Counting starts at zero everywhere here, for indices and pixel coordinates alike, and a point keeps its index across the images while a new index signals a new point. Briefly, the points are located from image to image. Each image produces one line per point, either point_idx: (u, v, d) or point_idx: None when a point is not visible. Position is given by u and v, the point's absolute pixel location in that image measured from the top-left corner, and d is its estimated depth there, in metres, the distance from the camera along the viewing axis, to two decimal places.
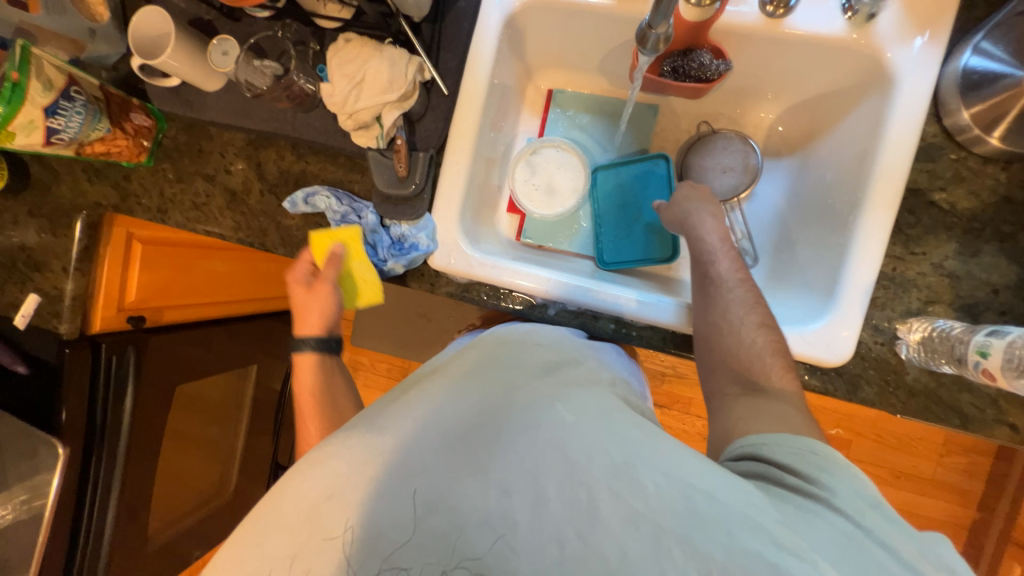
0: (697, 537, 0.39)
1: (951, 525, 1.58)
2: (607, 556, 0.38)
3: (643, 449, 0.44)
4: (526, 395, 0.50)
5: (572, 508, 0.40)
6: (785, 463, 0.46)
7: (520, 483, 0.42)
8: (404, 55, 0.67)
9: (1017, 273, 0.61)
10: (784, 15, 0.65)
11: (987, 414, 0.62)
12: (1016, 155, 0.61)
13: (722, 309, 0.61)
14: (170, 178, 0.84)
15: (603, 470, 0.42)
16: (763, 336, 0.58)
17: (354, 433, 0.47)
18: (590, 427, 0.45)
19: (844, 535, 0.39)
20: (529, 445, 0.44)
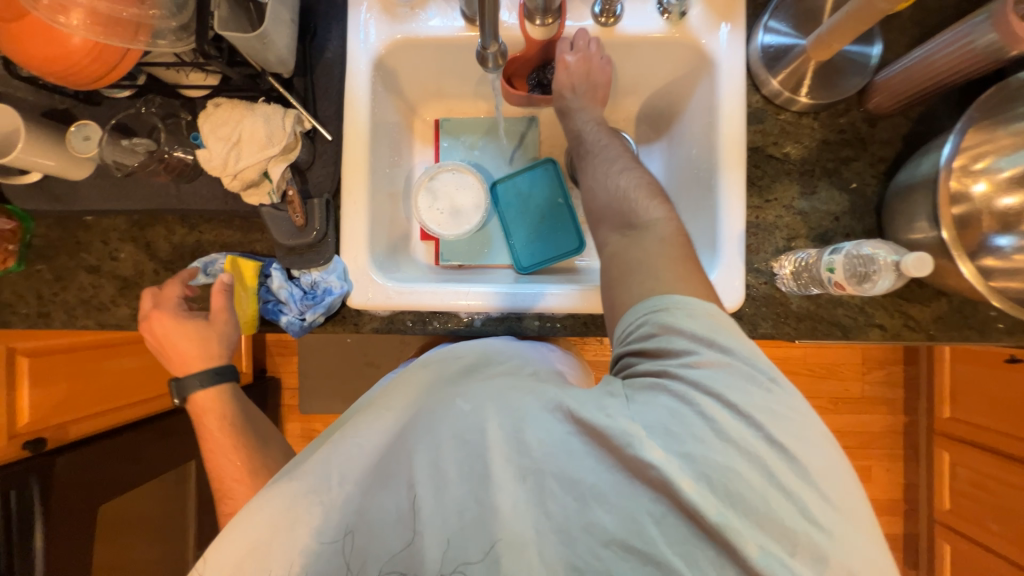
0: (568, 467, 0.48)
1: (888, 433, 1.75)
2: (501, 510, 0.48)
3: (531, 415, 0.52)
4: (433, 399, 0.59)
5: (469, 481, 0.50)
6: (642, 347, 0.55)
7: (424, 476, 0.52)
8: (279, 110, 0.68)
9: (848, 199, 0.73)
10: (615, 23, 0.75)
11: (860, 321, 0.73)
12: (821, 106, 0.73)
13: (592, 173, 0.75)
14: (48, 278, 0.78)
15: (494, 439, 0.50)
16: (625, 177, 0.71)
17: (287, 475, 0.56)
18: (483, 408, 0.53)
19: (678, 402, 0.48)
20: (431, 444, 0.53)
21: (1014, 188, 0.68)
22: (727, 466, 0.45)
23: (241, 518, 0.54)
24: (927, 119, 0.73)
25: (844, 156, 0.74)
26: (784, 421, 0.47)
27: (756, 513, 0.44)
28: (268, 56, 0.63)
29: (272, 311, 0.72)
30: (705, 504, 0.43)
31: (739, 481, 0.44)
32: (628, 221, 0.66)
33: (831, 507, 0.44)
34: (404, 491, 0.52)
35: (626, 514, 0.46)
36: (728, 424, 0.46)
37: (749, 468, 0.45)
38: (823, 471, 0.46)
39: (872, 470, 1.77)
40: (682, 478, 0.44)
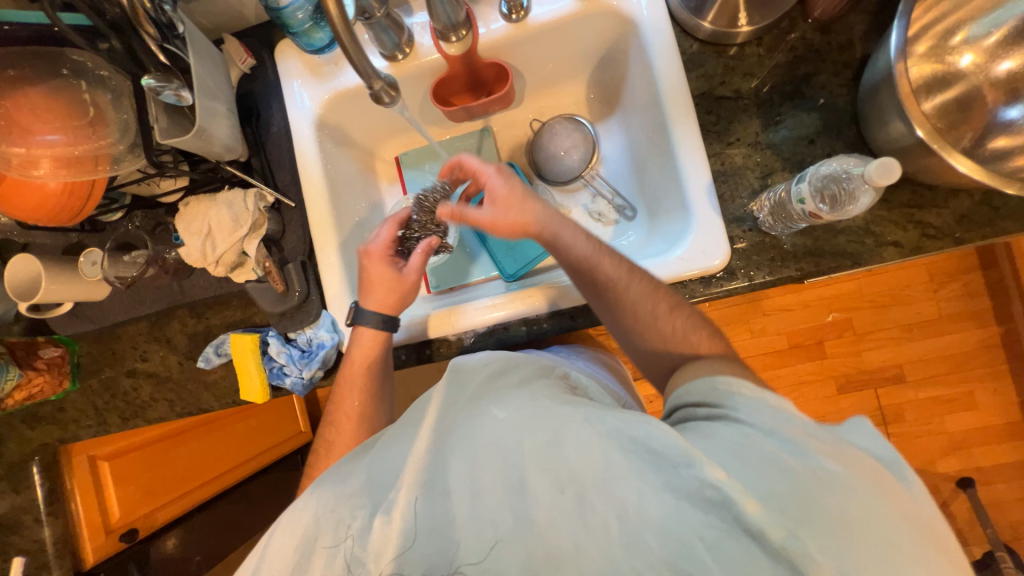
0: (612, 485, 0.46)
1: (984, 350, 1.55)
2: (535, 521, 0.47)
3: (570, 429, 0.50)
4: (466, 408, 0.57)
5: (506, 493, 0.49)
6: (700, 400, 0.53)
7: (459, 485, 0.51)
8: (239, 193, 0.73)
9: (820, 117, 0.67)
10: (526, 16, 0.75)
11: (870, 244, 0.65)
12: (762, 29, 0.68)
13: (632, 316, 0.64)
14: (99, 389, 0.88)
15: (532, 451, 0.50)
16: (680, 319, 0.63)
17: (329, 485, 0.56)
18: (521, 416, 0.52)
19: (742, 436, 0.46)
20: (469, 452, 0.52)
21: (1010, 51, 0.59)
22: (789, 486, 0.41)
23: (284, 523, 0.54)
24: (885, 9, 0.66)
25: (803, 74, 0.68)
26: (865, 462, 0.44)
27: (828, 534, 0.39)
28: (214, 148, 0.68)
29: (277, 375, 0.76)
30: (769, 527, 0.40)
31: (810, 500, 0.40)
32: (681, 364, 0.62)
33: (915, 532, 0.39)
34: (441, 508, 0.50)
35: (669, 531, 0.43)
36: (796, 457, 0.43)
37: (823, 493, 0.41)
38: (905, 502, 0.41)
39: (976, 395, 1.56)
40: (743, 498, 0.41)
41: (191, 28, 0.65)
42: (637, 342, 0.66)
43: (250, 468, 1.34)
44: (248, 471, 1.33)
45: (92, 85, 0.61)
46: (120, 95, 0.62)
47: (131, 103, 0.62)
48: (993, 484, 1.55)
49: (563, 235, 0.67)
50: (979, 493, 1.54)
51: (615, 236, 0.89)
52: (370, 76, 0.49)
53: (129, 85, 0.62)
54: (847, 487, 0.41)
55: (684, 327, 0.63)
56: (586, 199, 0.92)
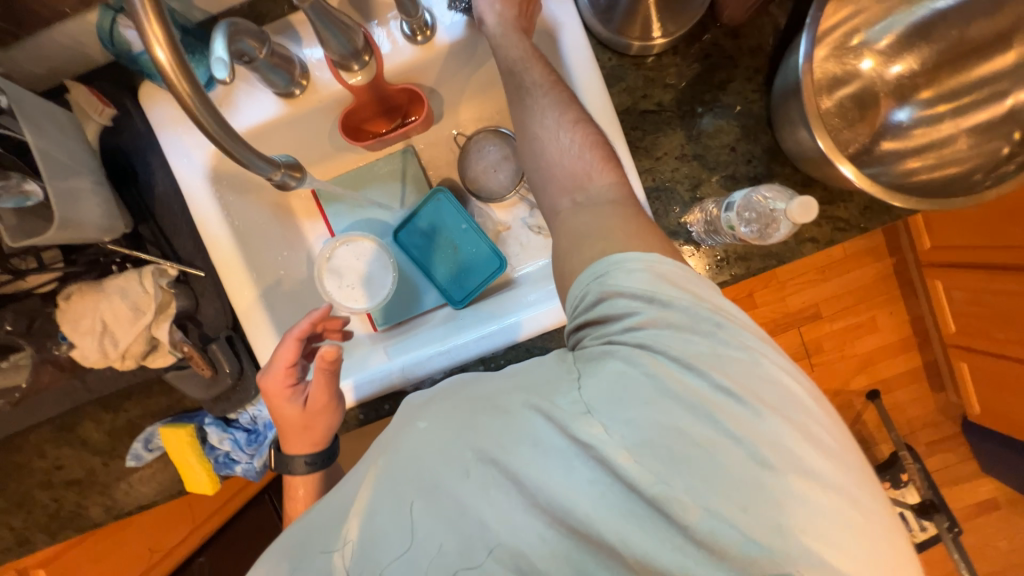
0: (510, 458, 0.44)
1: (882, 279, 1.76)
2: (454, 513, 0.43)
3: (480, 418, 0.46)
4: (394, 424, 0.50)
5: (423, 502, 0.44)
6: (601, 316, 0.48)
7: (384, 504, 0.45)
8: (133, 276, 0.64)
9: (738, 124, 0.68)
10: (433, 34, 0.68)
11: (792, 243, 0.69)
12: (677, 39, 0.67)
13: (534, 120, 0.59)
14: (10, 507, 0.77)
15: (444, 448, 0.45)
16: (579, 132, 0.57)
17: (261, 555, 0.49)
18: (437, 420, 0.47)
19: (625, 365, 0.44)
20: (387, 464, 0.46)
21: (900, 55, 0.63)
22: (662, 417, 0.42)
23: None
24: (787, 10, 0.66)
25: (719, 82, 0.68)
26: (753, 380, 0.43)
27: (698, 462, 0.41)
28: (88, 234, 0.58)
29: (224, 464, 0.71)
30: (640, 476, 0.41)
31: (680, 439, 0.41)
32: (578, 188, 0.56)
33: (790, 444, 0.41)
34: (361, 516, 0.45)
35: (568, 494, 0.42)
36: (679, 384, 0.43)
37: (688, 417, 0.42)
38: (782, 412, 0.42)
39: (877, 319, 1.79)
40: (618, 452, 0.42)
41: (17, 93, 0.52)
42: (519, 110, 0.60)
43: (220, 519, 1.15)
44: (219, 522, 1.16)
45: None
46: None
47: None
48: (894, 392, 1.82)
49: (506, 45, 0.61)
50: (883, 402, 1.81)
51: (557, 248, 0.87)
52: (261, 167, 0.43)
53: None
54: (714, 404, 0.42)
55: (582, 140, 0.57)
56: (523, 213, 0.90)
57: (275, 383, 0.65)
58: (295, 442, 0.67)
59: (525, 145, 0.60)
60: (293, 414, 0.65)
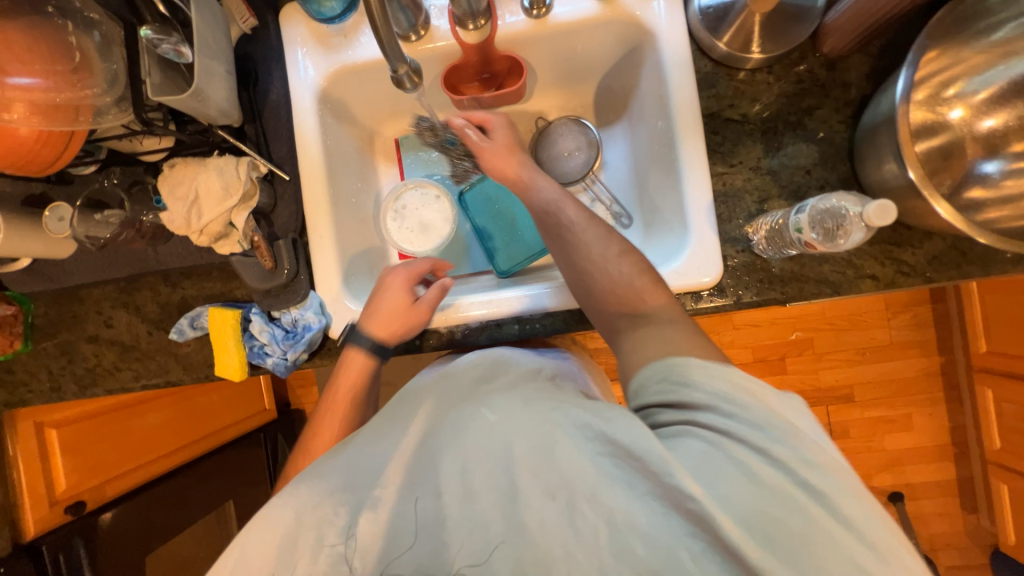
0: (602, 492, 0.42)
1: (927, 376, 1.67)
2: (528, 527, 0.44)
3: (557, 425, 0.46)
4: (457, 409, 0.53)
5: (497, 499, 0.45)
6: (667, 401, 0.47)
7: (451, 483, 0.47)
8: (231, 160, 0.70)
9: (818, 149, 0.70)
10: (548, 13, 0.74)
11: (851, 276, 0.69)
12: (774, 58, 0.70)
13: (585, 254, 0.66)
14: (56, 353, 0.82)
15: (520, 455, 0.45)
16: (628, 262, 0.64)
17: (305, 479, 0.51)
18: (510, 419, 0.47)
19: (709, 447, 0.42)
20: (454, 453, 0.48)
21: (994, 109, 0.63)
22: (755, 503, 0.39)
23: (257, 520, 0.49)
24: (888, 53, 0.69)
25: (808, 106, 0.70)
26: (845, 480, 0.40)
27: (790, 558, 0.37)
28: (209, 111, 0.64)
29: (257, 354, 0.74)
30: (744, 546, 0.38)
31: (779, 527, 0.38)
32: (635, 312, 0.61)
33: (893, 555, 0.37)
34: (422, 494, 0.48)
35: (658, 542, 0.40)
36: (766, 467, 0.40)
37: (786, 511, 0.38)
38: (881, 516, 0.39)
39: (914, 418, 1.69)
40: (717, 514, 0.38)
41: None
42: (565, 249, 0.68)
43: (205, 447, 1.26)
44: (204, 450, 1.26)
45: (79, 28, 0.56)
46: (111, 42, 0.57)
47: (122, 53, 0.58)
48: (919, 499, 1.69)
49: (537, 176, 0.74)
50: (906, 507, 1.68)
51: None
52: (396, 60, 0.51)
53: (122, 35, 0.58)
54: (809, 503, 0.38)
55: (630, 269, 0.64)
56: (584, 202, 0.92)
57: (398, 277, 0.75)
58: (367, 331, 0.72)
59: (563, 258, 0.68)
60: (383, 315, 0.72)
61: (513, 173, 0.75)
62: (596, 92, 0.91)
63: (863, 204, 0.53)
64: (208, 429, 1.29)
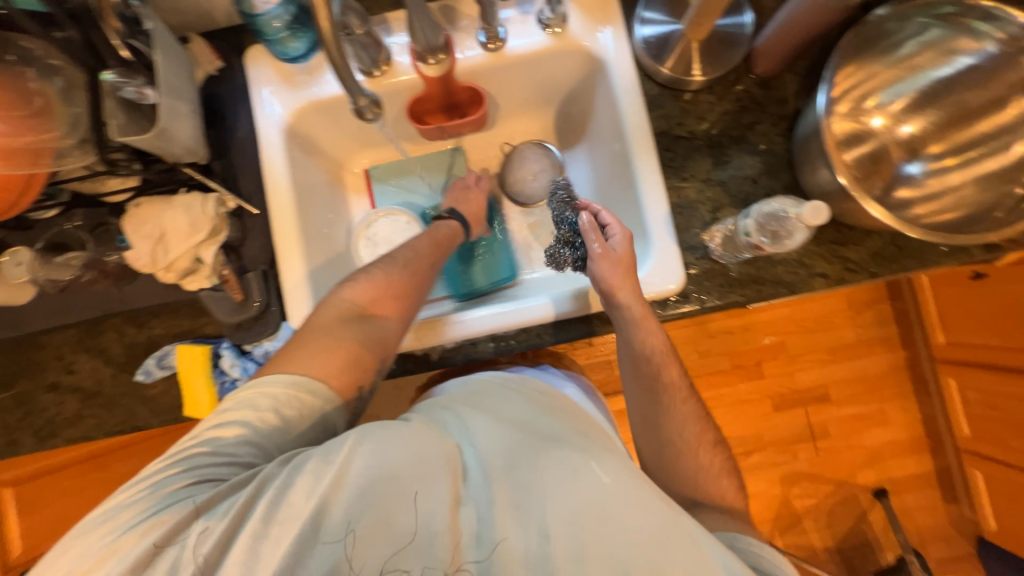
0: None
1: (895, 371, 1.74)
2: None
3: (671, 525, 0.51)
4: (572, 453, 0.56)
5: (595, 550, 0.49)
6: None
7: (560, 526, 0.50)
8: (198, 197, 0.71)
9: (761, 160, 0.75)
10: (503, 46, 0.79)
11: (803, 275, 0.73)
12: (714, 80, 0.76)
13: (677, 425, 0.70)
14: (11, 404, 0.78)
15: (629, 528, 0.50)
16: (717, 458, 0.70)
17: (408, 442, 0.54)
18: (624, 488, 0.53)
19: None
20: (568, 493, 0.52)
21: (910, 116, 0.70)
22: None
23: (340, 463, 0.51)
24: (813, 72, 0.76)
25: (748, 122, 0.76)
26: None
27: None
28: (174, 149, 0.65)
29: (228, 390, 0.73)
30: None
31: None
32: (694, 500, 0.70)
33: None
34: (522, 519, 0.51)
35: None
36: None
37: None
38: None
39: (888, 412, 1.74)
40: None
41: (158, 26, 0.62)
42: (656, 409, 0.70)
43: None
44: None
45: (40, 74, 0.57)
46: (73, 86, 0.58)
47: (83, 96, 0.59)
48: (902, 494, 1.72)
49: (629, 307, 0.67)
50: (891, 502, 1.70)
51: None
52: (355, 92, 0.53)
53: (83, 78, 0.58)
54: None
55: (717, 464, 0.70)
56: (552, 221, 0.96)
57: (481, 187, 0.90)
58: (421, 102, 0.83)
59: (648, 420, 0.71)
60: (435, 244, 0.76)
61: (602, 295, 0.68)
62: (555, 117, 0.96)
63: (800, 204, 0.57)
64: None
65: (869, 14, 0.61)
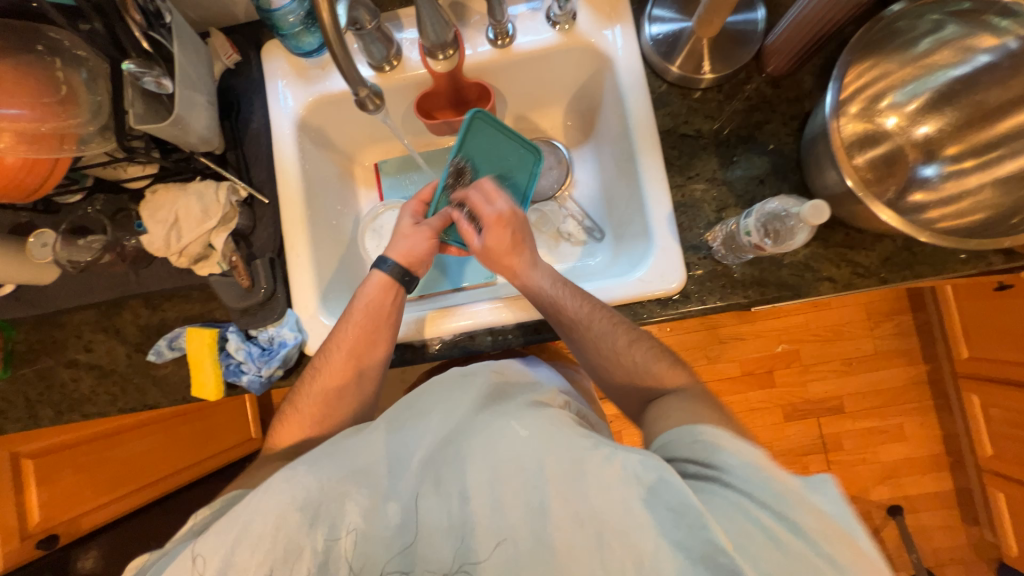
0: (631, 529, 0.47)
1: (914, 385, 1.68)
2: (557, 546, 0.49)
3: (583, 466, 0.52)
4: (488, 423, 0.60)
5: (524, 509, 0.52)
6: (691, 457, 0.54)
7: (480, 495, 0.54)
8: (211, 184, 0.73)
9: (769, 160, 0.74)
10: (511, 43, 0.79)
11: (809, 278, 0.72)
12: (723, 78, 0.75)
13: (599, 345, 0.71)
14: (34, 379, 0.83)
15: (550, 475, 0.52)
16: None
17: (314, 462, 0.60)
18: (541, 441, 0.56)
19: (734, 501, 0.47)
20: (484, 461, 0.56)
21: (926, 117, 0.68)
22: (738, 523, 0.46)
23: (234, 512, 0.56)
24: (826, 71, 0.74)
25: (757, 121, 0.75)
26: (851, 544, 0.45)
27: (764, 565, 0.44)
28: (189, 138, 0.68)
29: (233, 372, 0.74)
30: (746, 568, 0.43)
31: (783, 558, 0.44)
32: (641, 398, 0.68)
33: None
34: (452, 494, 0.55)
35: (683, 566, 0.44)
36: (787, 529, 0.45)
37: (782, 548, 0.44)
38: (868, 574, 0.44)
39: (906, 428, 1.68)
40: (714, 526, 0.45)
41: (178, 19, 0.65)
42: (578, 345, 0.71)
43: (187, 477, 1.24)
44: (184, 480, 1.24)
45: (67, 64, 0.60)
46: (97, 76, 0.62)
47: (107, 86, 0.62)
48: (918, 512, 1.66)
49: (532, 279, 0.74)
50: (906, 520, 1.64)
51: (583, 254, 0.94)
52: (356, 84, 0.54)
53: (107, 68, 0.62)
54: (810, 561, 0.43)
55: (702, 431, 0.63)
56: (557, 219, 0.96)
57: (434, 224, 0.78)
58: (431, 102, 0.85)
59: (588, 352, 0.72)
60: (361, 326, 0.73)
61: (514, 283, 0.75)
62: (564, 114, 0.96)
63: (805, 203, 0.55)
64: (193, 459, 1.25)
65: (884, 9, 0.57)
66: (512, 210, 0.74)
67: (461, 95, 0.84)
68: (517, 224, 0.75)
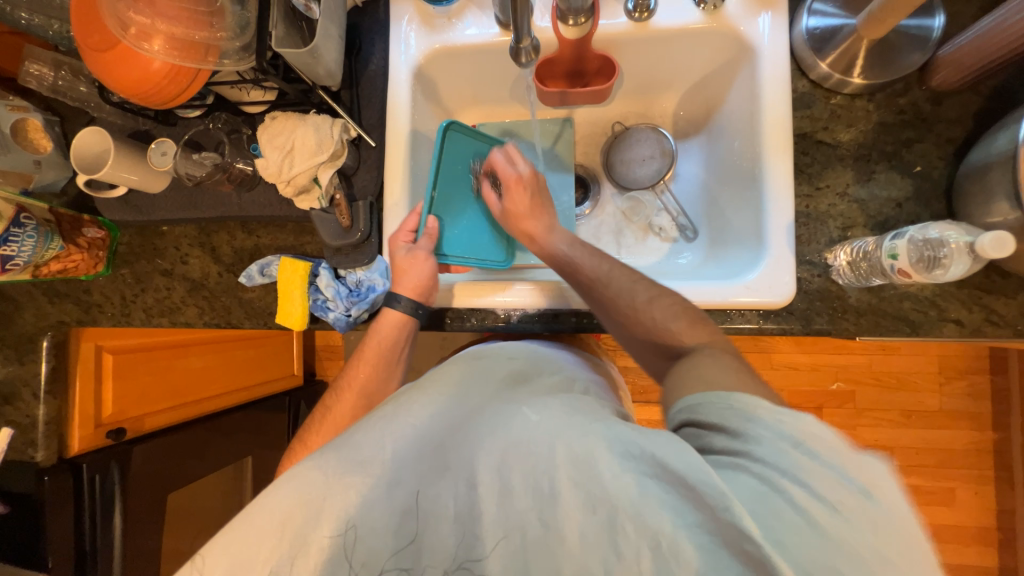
0: (645, 512, 0.40)
1: (975, 451, 1.57)
2: (568, 540, 0.43)
3: (596, 450, 0.44)
4: (497, 409, 0.55)
5: (533, 499, 0.45)
6: (714, 422, 0.44)
7: (488, 478, 0.47)
8: (327, 119, 0.73)
9: (912, 183, 0.68)
10: (650, 17, 0.75)
11: (932, 317, 0.66)
12: (876, 86, 0.69)
13: (617, 302, 0.65)
14: (130, 281, 0.87)
15: (563, 464, 0.45)
16: None
17: (323, 452, 0.51)
18: (554, 425, 0.49)
19: (762, 485, 0.37)
20: (493, 443, 0.50)
21: None
22: (776, 515, 0.36)
23: (237, 523, 0.48)
24: (998, 95, 0.67)
25: (905, 139, 0.69)
26: (903, 538, 0.35)
27: (799, 555, 0.34)
28: (319, 69, 0.68)
29: (319, 308, 0.75)
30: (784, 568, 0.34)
31: (817, 552, 0.34)
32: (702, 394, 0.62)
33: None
34: (459, 476, 0.49)
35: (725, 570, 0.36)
36: (829, 516, 0.35)
37: (819, 542, 0.34)
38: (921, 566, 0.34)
39: (957, 493, 1.57)
40: (744, 518, 0.35)
41: None
42: (599, 306, 0.67)
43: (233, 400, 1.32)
44: (229, 403, 1.31)
45: None
46: None
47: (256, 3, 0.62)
48: None
49: (551, 242, 0.74)
50: None
51: (671, 252, 0.89)
52: (522, 32, 0.54)
53: None
54: (855, 549, 0.34)
55: None
56: (650, 211, 0.92)
57: (426, 245, 0.74)
58: (548, 72, 0.81)
59: (606, 298, 0.66)
60: (371, 358, 0.75)
61: (534, 250, 0.76)
62: (677, 103, 0.91)
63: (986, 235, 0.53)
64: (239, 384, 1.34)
65: None
66: (532, 172, 0.79)
67: (580, 68, 0.81)
68: (536, 185, 0.78)
